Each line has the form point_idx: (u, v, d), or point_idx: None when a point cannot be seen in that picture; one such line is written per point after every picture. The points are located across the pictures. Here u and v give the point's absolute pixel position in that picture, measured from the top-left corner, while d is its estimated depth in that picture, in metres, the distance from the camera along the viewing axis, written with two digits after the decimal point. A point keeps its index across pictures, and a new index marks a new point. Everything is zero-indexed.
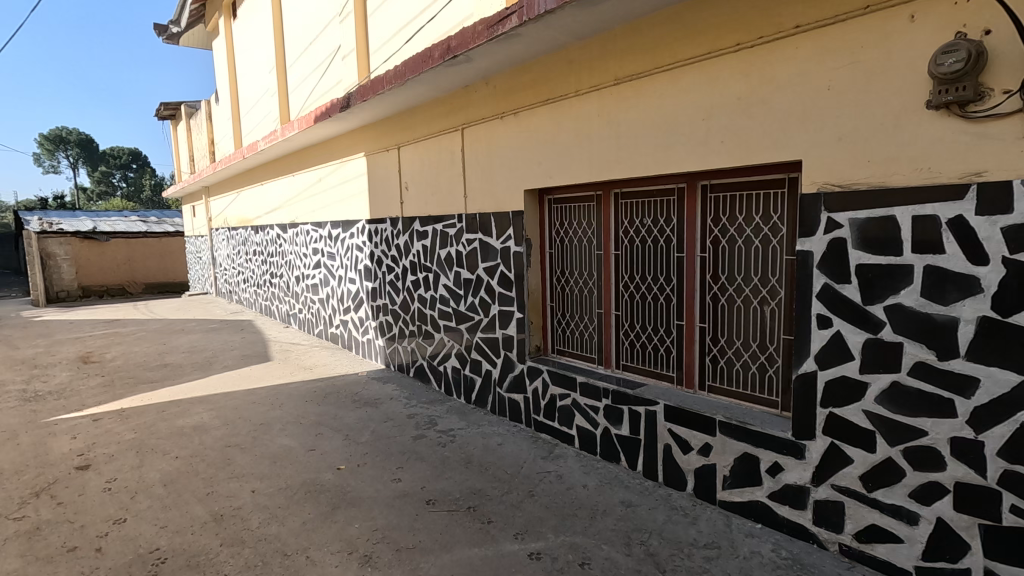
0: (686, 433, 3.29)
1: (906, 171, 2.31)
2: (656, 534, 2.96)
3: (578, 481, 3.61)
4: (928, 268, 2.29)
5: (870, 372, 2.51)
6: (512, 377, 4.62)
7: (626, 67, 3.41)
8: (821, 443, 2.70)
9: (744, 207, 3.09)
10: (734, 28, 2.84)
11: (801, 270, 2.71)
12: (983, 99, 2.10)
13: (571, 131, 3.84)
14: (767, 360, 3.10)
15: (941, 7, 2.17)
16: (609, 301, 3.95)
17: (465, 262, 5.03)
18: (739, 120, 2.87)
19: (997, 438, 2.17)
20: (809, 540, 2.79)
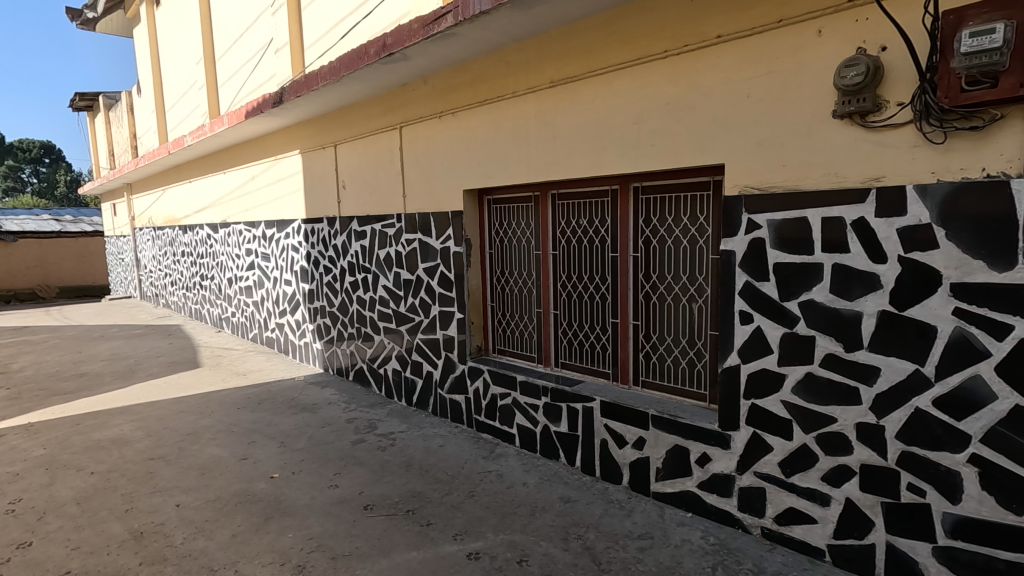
0: (621, 427, 3.38)
1: (817, 175, 2.48)
2: (593, 528, 3.03)
3: (518, 479, 3.64)
4: (836, 266, 2.46)
5: (787, 364, 2.67)
6: (453, 377, 4.60)
7: (562, 70, 3.47)
8: (744, 432, 2.85)
9: (673, 209, 3.22)
10: (662, 35, 2.95)
11: (724, 268, 2.84)
12: (880, 110, 2.28)
13: (509, 132, 3.87)
14: (696, 356, 3.23)
15: (845, 23, 2.34)
16: (548, 301, 4.00)
17: (405, 263, 4.97)
18: (667, 124, 2.97)
19: (896, 423, 2.36)
20: (734, 526, 2.93)
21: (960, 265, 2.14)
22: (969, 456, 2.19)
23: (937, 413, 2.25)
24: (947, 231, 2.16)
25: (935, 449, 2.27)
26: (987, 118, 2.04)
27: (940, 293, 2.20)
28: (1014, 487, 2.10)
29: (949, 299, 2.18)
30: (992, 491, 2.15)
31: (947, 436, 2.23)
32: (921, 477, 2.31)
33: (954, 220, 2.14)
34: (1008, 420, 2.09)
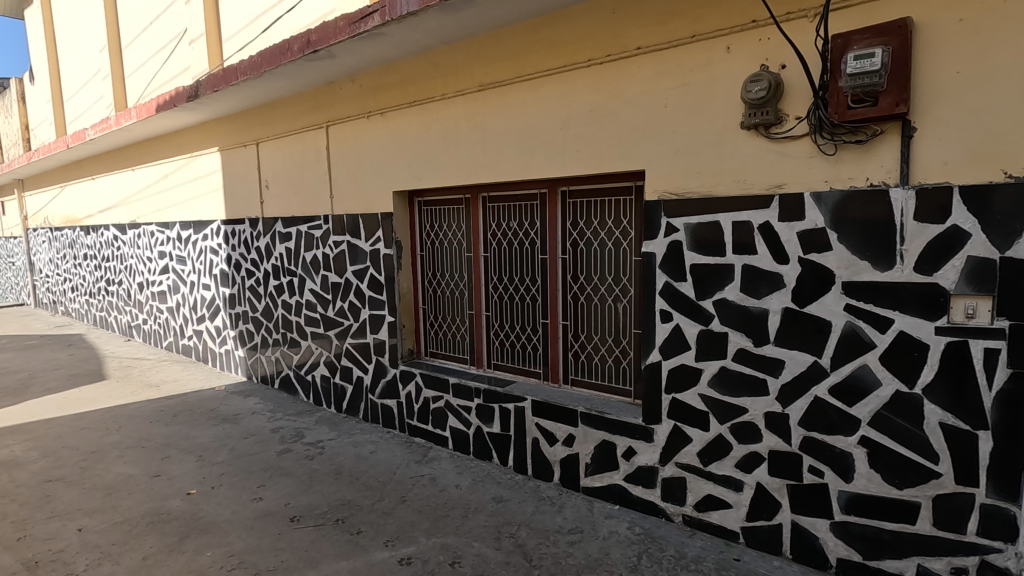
0: (552, 426, 3.46)
1: (727, 182, 2.65)
2: (524, 526, 3.08)
3: (451, 481, 3.64)
4: (745, 267, 2.65)
5: (703, 360, 2.83)
6: (385, 382, 4.52)
7: (490, 75, 3.51)
8: (665, 426, 2.99)
9: (599, 212, 3.33)
10: (586, 45, 3.05)
11: (646, 270, 2.98)
12: (781, 123, 2.47)
13: (439, 134, 3.86)
14: (621, 353, 3.35)
15: (749, 42, 2.53)
16: (479, 302, 4.02)
17: (333, 266, 4.83)
18: (592, 131, 3.08)
19: (798, 410, 2.56)
20: (658, 515, 3.07)
21: (850, 265, 2.36)
22: (859, 438, 2.42)
23: (833, 400, 2.47)
24: (839, 234, 2.38)
25: (831, 433, 2.49)
26: (870, 134, 2.25)
27: (833, 291, 2.42)
28: (896, 464, 2.34)
29: (841, 296, 2.40)
30: (878, 468, 2.39)
31: (841, 421, 2.45)
32: (821, 459, 2.53)
33: (844, 225, 2.36)
34: (890, 404, 2.33)
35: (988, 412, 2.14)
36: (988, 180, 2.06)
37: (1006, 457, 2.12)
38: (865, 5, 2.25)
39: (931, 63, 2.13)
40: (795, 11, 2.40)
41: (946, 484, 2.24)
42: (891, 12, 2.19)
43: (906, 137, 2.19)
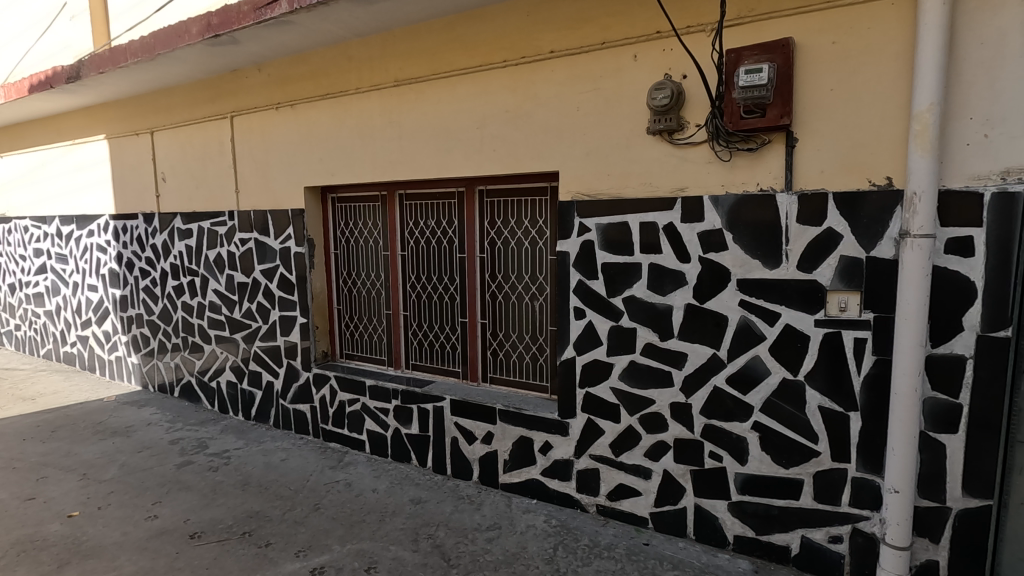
0: (470, 424, 3.47)
1: (635, 184, 2.78)
2: (443, 526, 3.06)
3: (367, 486, 3.54)
4: (651, 266, 2.79)
5: (614, 354, 2.94)
6: (297, 386, 4.32)
7: (405, 70, 3.45)
8: (579, 419, 3.08)
9: (515, 212, 3.37)
10: (501, 46, 3.08)
11: (560, 268, 3.05)
12: (682, 130, 2.62)
13: (353, 128, 3.75)
14: (538, 350, 3.41)
15: (654, 51, 2.66)
16: (396, 302, 3.95)
17: (239, 265, 4.56)
18: (507, 131, 3.12)
19: (700, 400, 2.73)
20: (574, 506, 3.16)
21: (743, 264, 2.55)
22: (752, 424, 2.62)
23: (730, 389, 2.65)
24: (733, 235, 2.56)
25: (728, 420, 2.67)
26: (759, 142, 2.45)
27: (729, 287, 2.60)
28: (783, 445, 2.56)
29: (736, 293, 2.59)
30: (768, 450, 2.60)
31: (737, 408, 2.64)
32: (719, 444, 2.71)
33: (738, 226, 2.54)
34: (778, 391, 2.55)
35: (858, 394, 2.39)
36: (856, 187, 2.30)
37: (872, 435, 2.38)
38: (754, 23, 2.44)
39: (810, 81, 2.35)
40: (695, 25, 2.56)
41: (824, 461, 2.48)
42: (776, 31, 2.39)
43: (789, 147, 2.40)
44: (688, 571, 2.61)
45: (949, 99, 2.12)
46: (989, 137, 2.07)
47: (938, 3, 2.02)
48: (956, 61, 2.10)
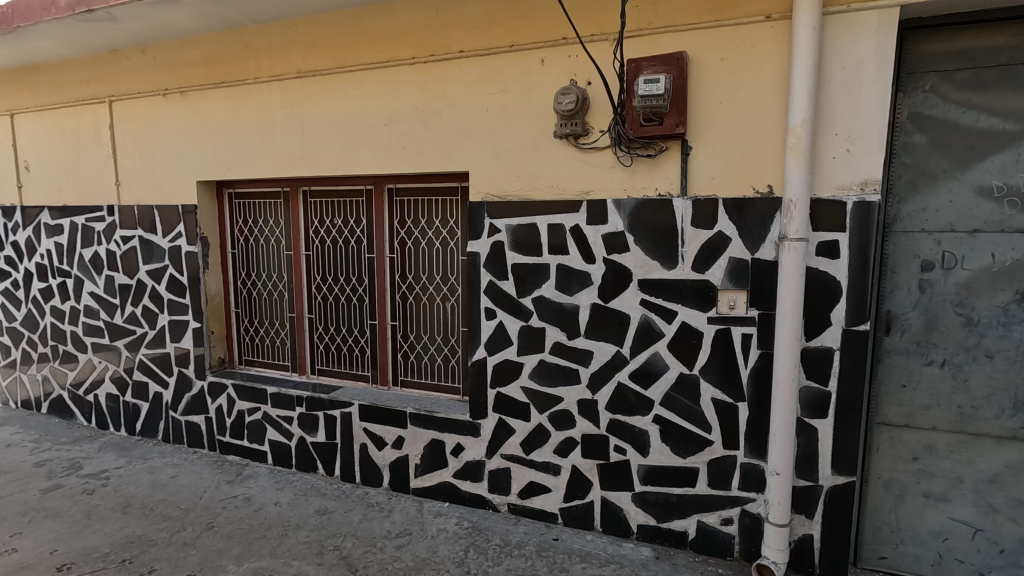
0: (380, 429, 3.37)
1: (543, 187, 2.83)
2: (350, 536, 2.95)
3: (268, 500, 3.34)
4: (559, 266, 2.85)
5: (523, 354, 2.98)
6: (190, 397, 4.00)
7: (309, 62, 3.30)
8: (491, 419, 3.09)
9: (426, 211, 3.32)
10: (409, 42, 3.03)
11: (471, 268, 3.04)
12: (588, 134, 2.70)
13: (251, 120, 3.52)
14: (450, 351, 3.39)
15: (560, 56, 2.73)
16: (301, 305, 3.76)
17: (119, 265, 4.13)
18: (416, 129, 3.06)
19: (605, 396, 2.83)
20: (486, 507, 3.16)
21: (643, 265, 2.68)
22: (653, 417, 2.75)
23: (632, 384, 2.77)
24: (635, 237, 2.68)
25: (631, 414, 2.79)
26: (657, 149, 2.58)
27: (631, 287, 2.71)
28: (680, 436, 2.71)
29: (637, 292, 2.70)
30: (667, 441, 2.74)
31: (639, 402, 2.77)
32: (624, 438, 2.82)
33: (639, 228, 2.66)
34: (676, 385, 2.69)
35: (745, 386, 2.58)
36: (743, 194, 2.48)
37: (757, 423, 2.58)
38: (652, 36, 2.56)
39: (702, 92, 2.50)
40: (598, 34, 2.65)
41: (716, 449, 2.65)
42: (672, 45, 2.53)
43: (684, 154, 2.55)
44: (595, 563, 2.69)
45: (819, 116, 2.34)
46: (850, 151, 2.31)
47: (809, 29, 2.23)
48: (824, 82, 2.33)
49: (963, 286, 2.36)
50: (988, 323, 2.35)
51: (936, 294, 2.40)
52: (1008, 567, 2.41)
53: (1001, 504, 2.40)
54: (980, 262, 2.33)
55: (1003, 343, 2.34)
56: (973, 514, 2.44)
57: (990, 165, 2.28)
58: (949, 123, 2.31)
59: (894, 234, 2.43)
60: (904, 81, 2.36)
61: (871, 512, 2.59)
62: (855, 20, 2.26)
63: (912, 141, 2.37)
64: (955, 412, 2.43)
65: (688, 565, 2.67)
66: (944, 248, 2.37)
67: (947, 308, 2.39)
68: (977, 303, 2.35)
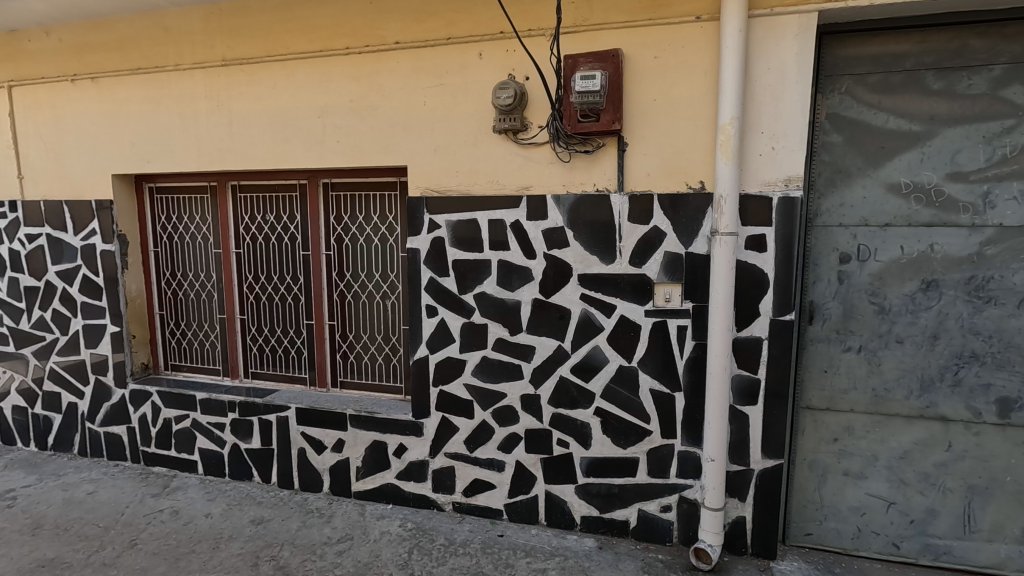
0: (319, 432, 3.26)
1: (483, 182, 2.81)
2: (288, 544, 2.84)
3: (198, 512, 3.16)
4: (500, 262, 2.84)
5: (466, 351, 2.95)
6: (109, 406, 3.73)
7: (235, 49, 3.13)
8: (434, 418, 3.05)
9: (364, 207, 3.23)
10: (342, 32, 2.93)
11: (410, 265, 2.99)
12: (526, 130, 2.70)
13: (172, 109, 3.30)
14: (391, 351, 3.32)
15: (497, 51, 2.71)
16: (231, 306, 3.58)
17: (24, 265, 3.79)
18: (352, 122, 2.97)
19: (547, 390, 2.85)
20: (430, 507, 3.12)
21: (583, 260, 2.70)
22: (594, 410, 2.79)
23: (573, 378, 2.80)
24: (574, 232, 2.70)
25: (573, 408, 2.82)
26: (595, 145, 2.61)
27: (572, 282, 2.74)
28: (621, 428, 2.76)
29: (577, 287, 2.73)
30: (609, 433, 2.79)
31: (581, 396, 2.80)
32: (566, 432, 2.85)
33: (578, 223, 2.69)
34: (616, 377, 2.74)
35: (681, 376, 2.66)
36: (676, 190, 2.55)
37: (693, 412, 2.66)
38: (588, 33, 2.59)
39: (637, 90, 2.55)
40: (535, 29, 2.65)
41: (655, 439, 2.72)
42: (607, 42, 2.56)
43: (620, 150, 2.59)
44: (539, 556, 2.71)
45: (746, 115, 2.43)
46: (776, 149, 2.42)
47: (736, 30, 2.31)
48: (750, 82, 2.42)
49: (877, 277, 2.52)
50: (899, 311, 2.52)
51: (853, 284, 2.55)
52: (917, 536, 2.61)
53: (911, 478, 2.59)
54: (891, 254, 2.49)
55: (912, 329, 2.51)
56: (887, 488, 2.62)
57: (898, 163, 2.44)
58: (862, 123, 2.46)
59: (816, 228, 2.56)
60: (823, 83, 2.48)
61: (798, 492, 2.73)
62: (777, 24, 2.37)
63: (831, 140, 2.50)
64: (870, 394, 2.59)
65: (630, 552, 2.73)
66: (859, 242, 2.52)
67: (862, 298, 2.55)
68: (888, 293, 2.52)
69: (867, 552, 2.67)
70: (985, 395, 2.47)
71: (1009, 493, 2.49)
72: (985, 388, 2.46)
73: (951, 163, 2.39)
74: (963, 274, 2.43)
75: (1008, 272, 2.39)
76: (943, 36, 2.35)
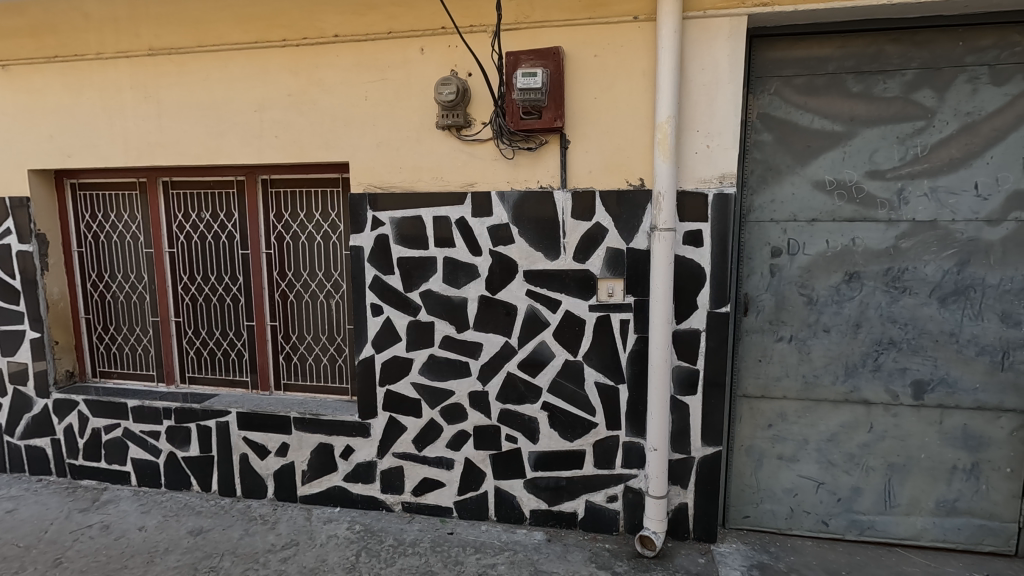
0: (262, 437, 3.16)
1: (427, 179, 2.78)
2: (229, 554, 2.74)
3: (131, 525, 3.01)
4: (446, 259, 2.82)
5: (412, 349, 2.93)
6: (31, 418, 3.49)
7: (163, 38, 2.98)
8: (381, 418, 3.00)
9: (305, 204, 3.14)
10: (278, 23, 2.83)
11: (354, 263, 2.92)
12: (470, 126, 2.69)
13: (95, 101, 3.11)
14: (336, 351, 3.25)
15: (439, 46, 2.69)
16: (165, 308, 3.41)
17: None
18: (290, 117, 2.88)
19: (495, 387, 2.86)
20: (379, 508, 3.08)
21: (528, 257, 2.72)
22: (541, 404, 2.82)
23: (521, 373, 2.82)
24: (519, 229, 2.71)
25: (521, 403, 2.84)
26: (537, 142, 2.63)
27: (517, 278, 2.75)
28: (568, 421, 2.81)
29: (523, 283, 2.75)
30: (556, 427, 2.82)
31: (528, 391, 2.82)
32: (514, 427, 2.86)
33: (522, 220, 2.70)
34: (562, 372, 2.78)
35: (625, 368, 2.72)
36: (617, 186, 2.61)
37: (637, 403, 2.73)
38: (529, 30, 2.60)
39: (577, 88, 2.59)
40: (476, 25, 2.64)
41: (601, 431, 2.78)
42: (548, 40, 2.59)
43: (563, 147, 2.62)
44: (489, 552, 2.72)
45: (683, 113, 2.51)
46: (710, 147, 2.50)
47: (672, 30, 2.38)
48: (687, 82, 2.49)
49: (805, 270, 2.65)
50: (826, 301, 2.66)
51: (784, 277, 2.67)
52: (844, 513, 2.77)
53: (838, 459, 2.74)
54: (818, 247, 2.63)
55: (837, 319, 2.66)
56: (817, 470, 2.77)
57: (824, 162, 2.57)
58: (790, 123, 2.58)
59: (750, 223, 2.67)
60: (754, 84, 2.58)
61: (736, 478, 2.85)
62: (711, 26, 2.45)
63: (762, 139, 2.61)
64: (801, 381, 2.73)
65: (578, 543, 2.78)
66: (789, 236, 2.65)
67: (793, 290, 2.68)
68: (816, 284, 2.66)
69: (799, 531, 2.81)
70: (902, 379, 2.64)
71: (924, 468, 2.68)
72: (902, 372, 2.64)
73: (870, 161, 2.54)
74: (882, 266, 2.59)
75: (920, 264, 2.56)
76: (861, 42, 2.49)
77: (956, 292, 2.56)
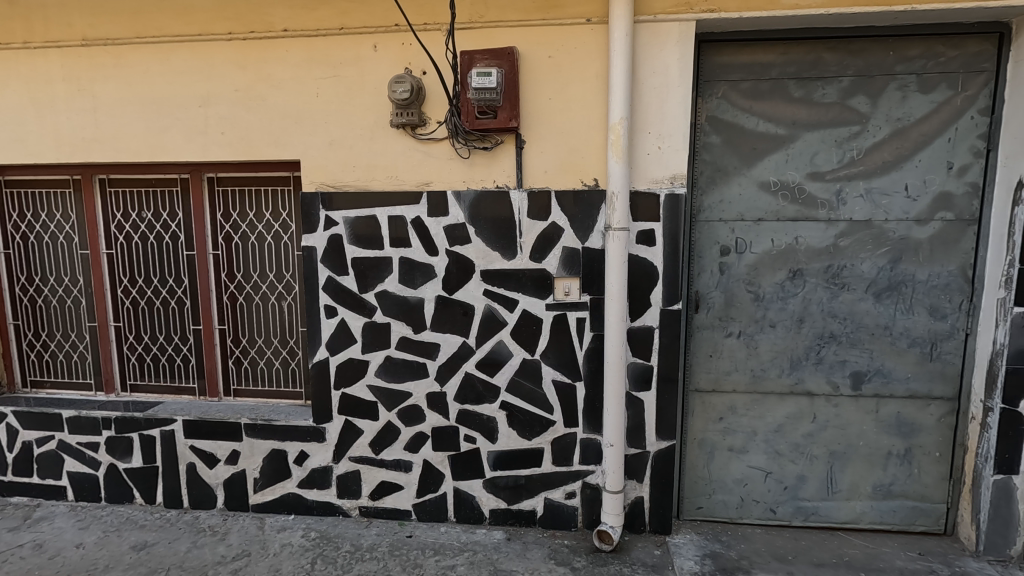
0: (210, 445, 3.04)
1: (381, 178, 2.74)
2: (175, 568, 2.62)
3: (67, 543, 2.84)
4: (402, 260, 2.79)
5: (368, 351, 2.88)
6: None
7: (97, 28, 2.82)
8: (337, 422, 2.94)
9: (254, 203, 3.04)
10: (224, 15, 2.73)
11: (307, 264, 2.85)
12: (424, 125, 2.67)
13: (22, 93, 2.92)
14: (289, 354, 3.16)
15: (392, 44, 2.65)
16: (103, 312, 3.24)
17: None
18: (237, 113, 2.78)
19: (453, 387, 2.84)
20: (336, 513, 3.01)
21: (485, 257, 2.72)
22: (500, 404, 2.82)
23: (479, 373, 2.81)
24: (475, 229, 2.71)
25: (479, 403, 2.83)
26: (493, 142, 2.63)
27: (474, 278, 2.75)
28: (526, 420, 2.82)
29: (480, 283, 2.75)
30: (515, 426, 2.83)
31: (486, 391, 2.82)
32: (473, 427, 2.86)
33: (479, 220, 2.70)
34: (520, 371, 2.79)
35: (581, 366, 2.75)
36: (572, 186, 2.64)
37: (594, 400, 2.77)
38: (484, 29, 2.60)
39: (532, 88, 2.60)
40: (430, 23, 2.62)
41: (559, 428, 2.80)
42: (502, 40, 2.59)
43: (518, 147, 2.63)
44: (448, 554, 2.70)
45: (635, 115, 2.56)
46: (661, 148, 2.56)
47: (623, 33, 2.42)
48: (638, 84, 2.54)
49: (752, 267, 2.75)
50: (771, 298, 2.76)
51: (732, 275, 2.77)
52: (791, 500, 2.89)
53: (784, 448, 2.86)
54: (763, 246, 2.73)
55: (782, 314, 2.77)
56: (765, 460, 2.88)
57: (768, 164, 2.68)
58: (737, 126, 2.67)
59: (700, 222, 2.75)
60: (702, 87, 2.66)
61: (689, 470, 2.93)
62: (661, 30, 2.51)
63: (710, 141, 2.69)
64: (749, 375, 2.83)
65: (538, 540, 2.80)
66: (737, 235, 2.74)
67: (741, 287, 2.77)
68: (762, 282, 2.76)
69: (749, 519, 2.92)
70: (843, 370, 2.78)
71: (863, 455, 2.83)
72: (842, 364, 2.77)
73: (811, 163, 2.66)
74: (823, 264, 2.72)
75: (857, 261, 2.70)
76: (801, 49, 2.60)
77: (889, 287, 2.71)
